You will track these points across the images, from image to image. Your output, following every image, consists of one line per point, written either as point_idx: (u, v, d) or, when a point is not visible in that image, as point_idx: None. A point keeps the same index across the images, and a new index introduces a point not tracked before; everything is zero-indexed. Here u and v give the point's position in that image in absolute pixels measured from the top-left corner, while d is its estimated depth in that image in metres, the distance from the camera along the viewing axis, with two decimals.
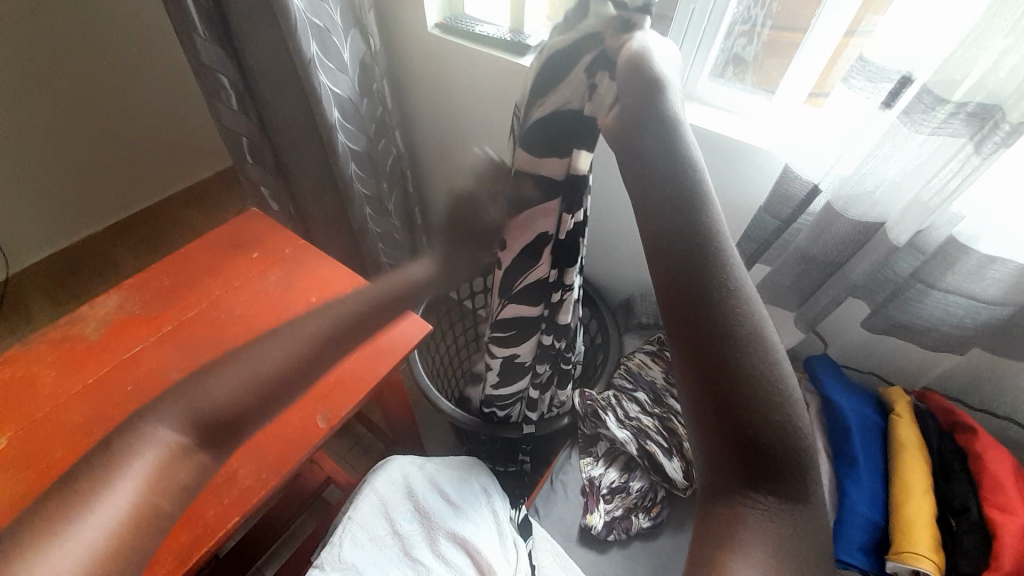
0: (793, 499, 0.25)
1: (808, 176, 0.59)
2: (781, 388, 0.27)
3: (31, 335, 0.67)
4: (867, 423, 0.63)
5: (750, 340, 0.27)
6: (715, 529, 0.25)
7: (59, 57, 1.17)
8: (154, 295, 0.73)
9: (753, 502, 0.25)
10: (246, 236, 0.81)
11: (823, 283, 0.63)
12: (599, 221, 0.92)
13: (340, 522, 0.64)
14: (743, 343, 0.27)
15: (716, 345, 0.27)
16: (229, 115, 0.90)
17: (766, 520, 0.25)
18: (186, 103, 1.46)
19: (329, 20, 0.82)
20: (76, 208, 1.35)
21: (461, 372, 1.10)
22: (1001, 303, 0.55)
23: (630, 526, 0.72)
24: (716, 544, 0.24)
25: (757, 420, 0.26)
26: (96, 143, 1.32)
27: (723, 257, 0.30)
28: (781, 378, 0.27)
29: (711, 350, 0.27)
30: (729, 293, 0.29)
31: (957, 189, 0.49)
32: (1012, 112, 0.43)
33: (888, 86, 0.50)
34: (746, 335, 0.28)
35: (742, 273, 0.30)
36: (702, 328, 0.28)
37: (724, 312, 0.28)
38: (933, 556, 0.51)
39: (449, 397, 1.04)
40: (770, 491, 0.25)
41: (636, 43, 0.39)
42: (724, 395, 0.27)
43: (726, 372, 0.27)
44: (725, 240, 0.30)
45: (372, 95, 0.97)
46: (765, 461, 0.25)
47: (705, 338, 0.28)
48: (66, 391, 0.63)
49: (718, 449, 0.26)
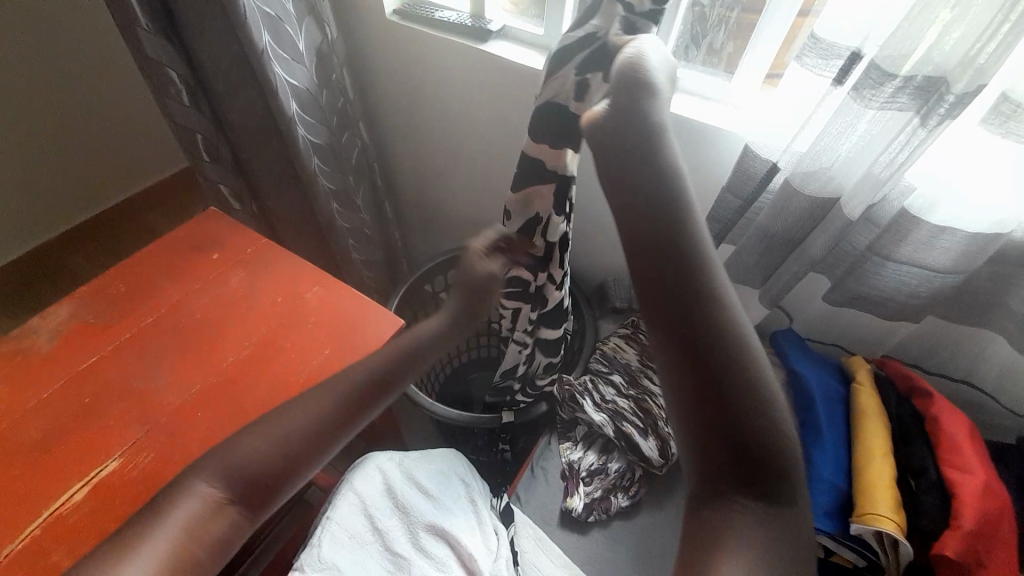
0: (773, 501, 0.30)
1: (767, 154, 0.60)
2: (765, 405, 0.31)
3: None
4: (830, 393, 0.65)
5: (739, 362, 0.32)
6: (709, 528, 0.30)
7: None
8: (109, 303, 0.70)
9: (736, 503, 0.30)
10: (206, 238, 0.79)
11: (785, 259, 0.65)
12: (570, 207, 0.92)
13: (317, 522, 0.62)
14: (732, 364, 0.32)
15: (713, 368, 0.31)
16: (182, 112, 0.86)
17: (750, 521, 0.30)
18: (136, 100, 1.39)
19: (281, 8, 0.78)
20: (25, 217, 1.28)
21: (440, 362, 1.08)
22: (951, 271, 0.57)
23: (610, 506, 0.72)
24: (710, 545, 0.30)
25: (749, 434, 0.31)
26: (42, 147, 1.25)
27: (713, 289, 0.33)
28: (767, 396, 0.32)
29: (710, 372, 0.31)
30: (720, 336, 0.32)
31: (906, 160, 0.50)
32: (956, 83, 0.45)
33: (839, 62, 0.51)
34: (733, 356, 0.32)
35: (733, 302, 0.34)
36: (700, 353, 0.32)
37: (720, 338, 0.32)
38: (893, 516, 0.53)
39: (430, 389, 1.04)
40: (756, 493, 0.30)
41: (631, 51, 0.42)
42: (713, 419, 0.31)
43: (716, 403, 0.31)
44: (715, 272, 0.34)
45: (332, 86, 0.94)
46: (749, 468, 0.30)
47: (706, 379, 0.31)
48: (19, 406, 0.60)
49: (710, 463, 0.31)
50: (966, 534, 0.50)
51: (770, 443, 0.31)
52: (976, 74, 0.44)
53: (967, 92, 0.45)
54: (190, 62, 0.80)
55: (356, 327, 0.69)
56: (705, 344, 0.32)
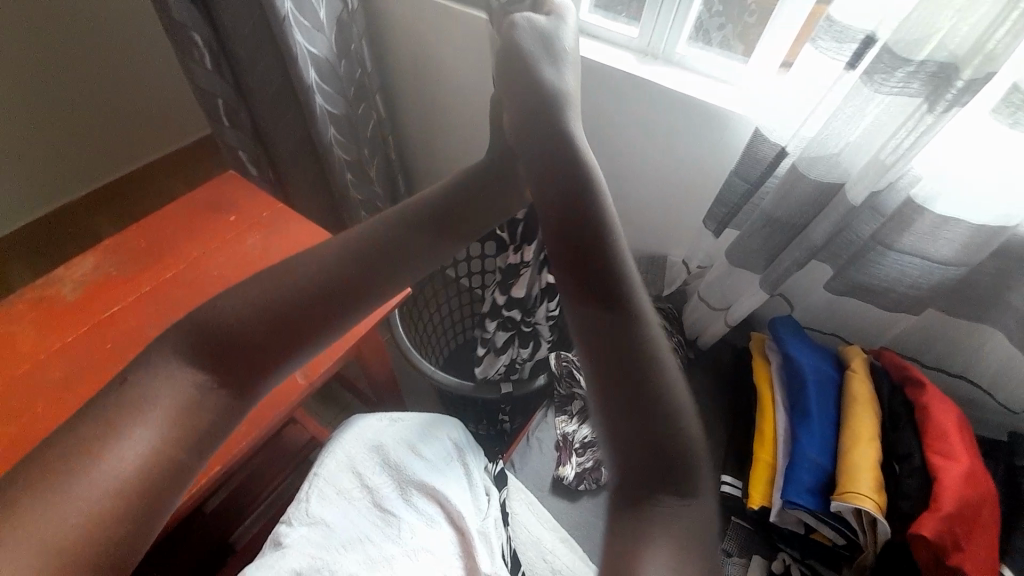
0: (688, 494, 0.29)
1: (776, 138, 0.60)
2: (674, 399, 0.31)
3: (8, 297, 0.67)
4: (823, 378, 0.67)
5: (648, 354, 0.32)
6: (627, 525, 0.29)
7: (24, 14, 1.12)
8: (130, 257, 0.73)
9: (659, 501, 0.29)
10: (224, 199, 0.81)
11: (787, 245, 0.65)
12: None
13: (305, 480, 0.67)
14: (642, 355, 0.32)
15: (625, 358, 0.32)
16: (205, 76, 0.88)
17: (668, 518, 0.29)
18: (162, 66, 1.42)
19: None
20: (52, 175, 1.32)
21: (448, 334, 1.11)
22: (954, 263, 0.58)
23: (600, 477, 0.75)
24: (627, 542, 0.28)
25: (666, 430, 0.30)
26: (70, 109, 1.28)
27: (627, 285, 0.34)
28: (675, 391, 0.31)
29: (624, 362, 0.31)
30: (636, 315, 0.33)
31: (912, 147, 0.51)
32: (965, 69, 0.45)
33: (853, 46, 0.51)
34: (645, 348, 0.32)
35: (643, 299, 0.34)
36: (616, 344, 0.32)
37: (634, 332, 0.32)
38: (872, 495, 0.55)
39: (435, 359, 1.07)
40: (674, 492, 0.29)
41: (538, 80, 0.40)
42: (625, 389, 0.31)
43: (631, 398, 0.30)
44: (627, 272, 0.35)
45: (350, 57, 0.95)
46: (665, 463, 0.29)
47: (620, 371, 0.31)
48: (44, 348, 0.63)
49: (628, 449, 0.30)
50: (944, 516, 0.51)
51: (683, 439, 0.30)
52: (985, 61, 0.44)
53: (975, 79, 0.45)
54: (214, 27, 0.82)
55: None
56: (619, 331, 0.32)
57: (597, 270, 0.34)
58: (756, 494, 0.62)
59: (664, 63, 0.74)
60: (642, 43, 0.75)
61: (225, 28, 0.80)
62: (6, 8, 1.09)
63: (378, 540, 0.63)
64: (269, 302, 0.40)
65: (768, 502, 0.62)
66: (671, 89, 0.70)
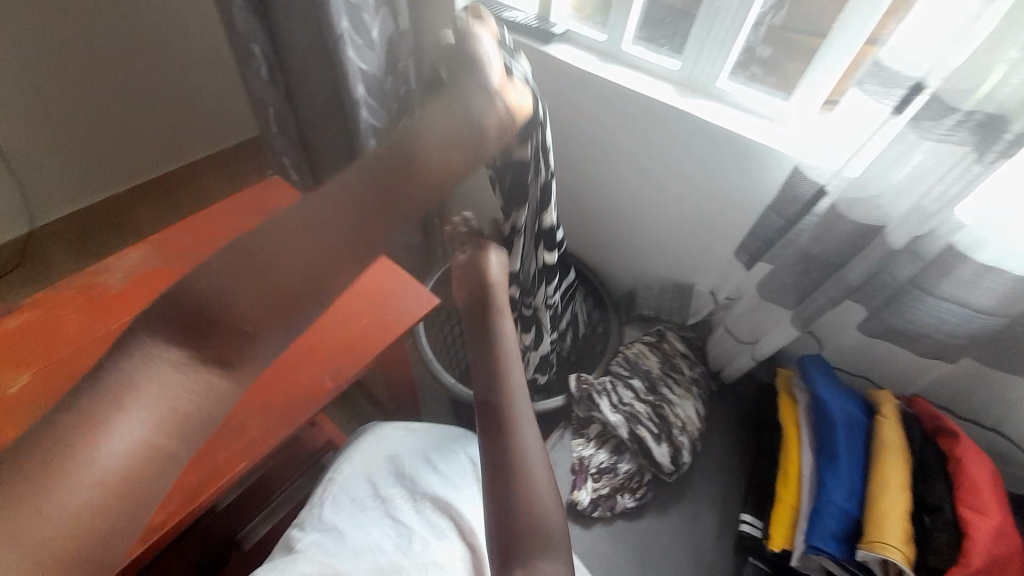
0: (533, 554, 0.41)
1: (816, 177, 0.61)
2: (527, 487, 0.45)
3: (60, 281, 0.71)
4: (852, 421, 0.65)
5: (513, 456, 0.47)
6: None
7: (98, 19, 1.20)
8: (175, 252, 0.76)
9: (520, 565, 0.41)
10: (266, 202, 0.85)
11: (822, 283, 0.65)
12: (611, 212, 0.95)
13: (323, 486, 0.71)
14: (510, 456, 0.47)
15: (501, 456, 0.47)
16: (260, 85, 0.93)
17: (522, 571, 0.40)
18: (216, 71, 1.49)
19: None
20: (104, 167, 1.39)
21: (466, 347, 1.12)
22: (994, 313, 0.57)
23: (615, 505, 0.74)
24: None
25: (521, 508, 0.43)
26: (129, 106, 1.36)
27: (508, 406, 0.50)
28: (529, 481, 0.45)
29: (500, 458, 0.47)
30: (516, 430, 0.49)
31: (957, 195, 0.51)
32: (1016, 122, 0.45)
33: (901, 92, 0.51)
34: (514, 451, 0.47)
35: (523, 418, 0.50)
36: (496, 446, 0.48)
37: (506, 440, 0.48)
38: (902, 547, 0.53)
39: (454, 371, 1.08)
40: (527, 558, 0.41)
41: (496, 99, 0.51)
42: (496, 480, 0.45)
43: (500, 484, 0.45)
44: (511, 398, 0.51)
45: (397, 73, 0.99)
46: (514, 532, 0.42)
47: (494, 466, 0.46)
48: (88, 335, 0.66)
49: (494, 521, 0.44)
50: None
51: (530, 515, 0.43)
52: None
53: None
54: (274, 41, 0.86)
55: (387, 302, 0.68)
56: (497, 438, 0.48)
57: (490, 394, 0.51)
58: (777, 536, 0.61)
59: (703, 96, 0.75)
60: (683, 76, 0.76)
61: (285, 43, 0.85)
62: (83, 12, 1.17)
63: (390, 550, 0.63)
64: (231, 283, 0.39)
65: (789, 545, 0.60)
66: (708, 121, 0.71)
